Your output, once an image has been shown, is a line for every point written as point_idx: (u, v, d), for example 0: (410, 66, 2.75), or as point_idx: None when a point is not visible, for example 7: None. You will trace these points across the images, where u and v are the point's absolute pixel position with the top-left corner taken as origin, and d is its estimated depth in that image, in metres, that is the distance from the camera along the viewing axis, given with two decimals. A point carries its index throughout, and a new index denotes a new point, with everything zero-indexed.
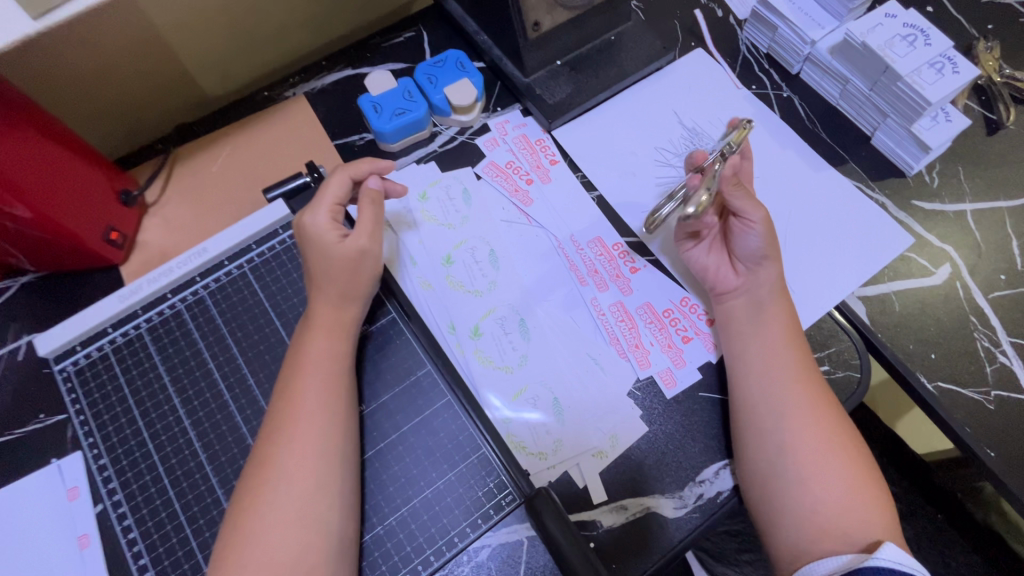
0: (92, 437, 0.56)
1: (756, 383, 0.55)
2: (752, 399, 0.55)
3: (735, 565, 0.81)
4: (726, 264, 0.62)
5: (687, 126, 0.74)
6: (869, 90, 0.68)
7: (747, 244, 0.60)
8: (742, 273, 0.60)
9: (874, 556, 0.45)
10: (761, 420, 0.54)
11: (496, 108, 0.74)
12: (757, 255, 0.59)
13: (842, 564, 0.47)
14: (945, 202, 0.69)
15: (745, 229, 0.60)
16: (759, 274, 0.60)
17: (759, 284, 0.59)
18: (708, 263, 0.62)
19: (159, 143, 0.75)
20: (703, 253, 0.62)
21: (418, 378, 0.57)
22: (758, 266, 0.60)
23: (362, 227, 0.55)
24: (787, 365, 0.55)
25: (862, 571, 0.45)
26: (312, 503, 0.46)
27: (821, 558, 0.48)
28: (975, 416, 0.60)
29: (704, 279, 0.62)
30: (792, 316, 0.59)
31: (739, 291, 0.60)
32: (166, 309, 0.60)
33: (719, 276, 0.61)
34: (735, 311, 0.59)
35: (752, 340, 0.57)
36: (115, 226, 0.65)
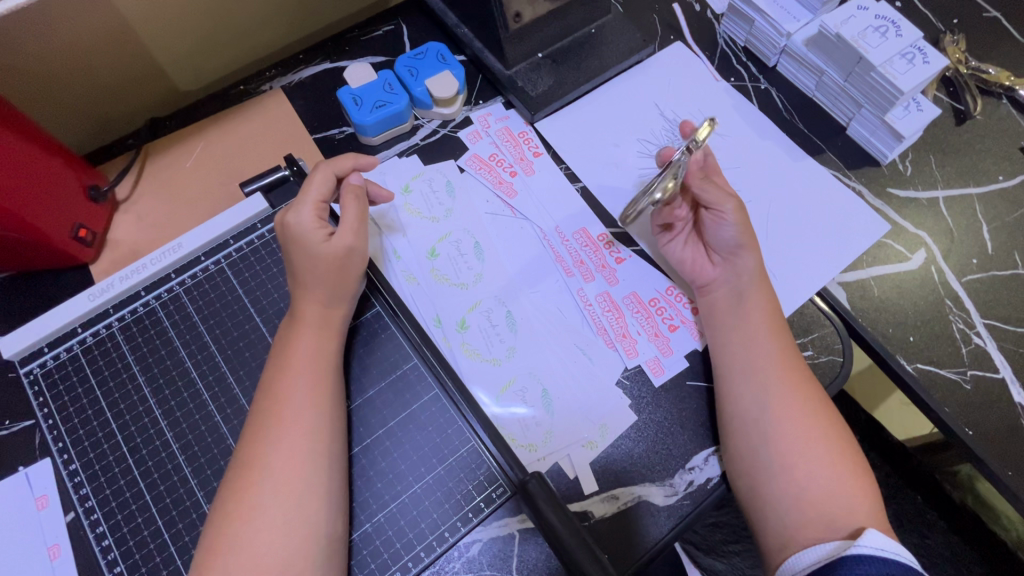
0: (62, 442, 0.53)
1: (743, 368, 0.55)
2: (739, 384, 0.55)
3: (724, 556, 0.82)
4: (702, 256, 0.62)
5: (668, 118, 0.74)
6: (843, 81, 0.70)
7: (721, 234, 0.60)
8: (719, 264, 0.61)
9: (856, 544, 0.45)
10: (749, 405, 0.54)
11: (479, 101, 0.74)
12: (732, 245, 0.60)
13: (827, 552, 0.47)
14: (919, 189, 0.71)
15: (717, 220, 0.60)
16: (737, 262, 0.60)
17: (738, 274, 0.59)
18: (684, 256, 0.62)
19: (131, 138, 0.72)
20: (680, 246, 0.62)
21: (405, 372, 0.56)
22: (735, 255, 0.60)
23: (346, 225, 0.53)
24: (773, 350, 0.56)
25: (844, 559, 0.45)
26: (298, 502, 0.44)
27: (806, 547, 0.48)
28: (952, 396, 0.61)
29: (683, 272, 0.62)
30: (773, 304, 0.59)
31: (719, 282, 0.60)
32: (139, 307, 0.57)
33: (696, 268, 0.61)
34: (716, 302, 0.60)
35: (733, 331, 0.57)
36: (84, 223, 0.63)
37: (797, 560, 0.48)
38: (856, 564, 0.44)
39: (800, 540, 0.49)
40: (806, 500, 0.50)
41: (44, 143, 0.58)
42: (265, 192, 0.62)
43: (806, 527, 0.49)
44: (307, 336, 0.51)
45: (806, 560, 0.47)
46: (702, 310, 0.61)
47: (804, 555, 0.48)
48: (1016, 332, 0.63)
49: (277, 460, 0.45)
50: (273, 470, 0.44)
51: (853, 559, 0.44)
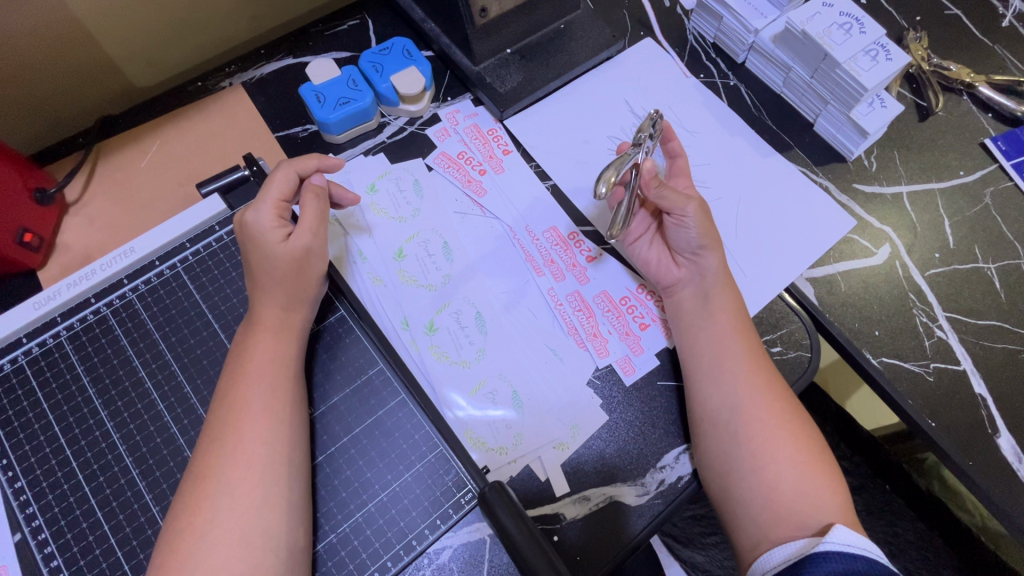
0: (5, 459, 0.51)
1: (711, 366, 0.55)
2: (707, 383, 0.55)
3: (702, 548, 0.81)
4: (667, 257, 0.62)
5: (638, 115, 0.74)
6: (810, 77, 0.70)
7: (683, 237, 0.59)
8: (684, 266, 0.60)
9: (824, 541, 0.46)
10: (717, 405, 0.54)
11: (447, 98, 0.72)
12: (694, 247, 0.59)
13: (796, 550, 0.47)
14: (883, 184, 0.72)
15: (678, 225, 0.59)
16: (700, 263, 0.59)
17: (702, 273, 0.59)
18: (649, 257, 0.62)
19: (81, 137, 0.69)
20: (646, 247, 0.62)
21: (371, 377, 0.54)
22: (698, 256, 0.59)
23: (304, 224, 0.52)
24: (740, 347, 0.56)
25: (813, 556, 0.45)
26: (254, 516, 0.42)
27: (777, 544, 0.49)
28: (917, 389, 0.62)
29: (648, 273, 0.62)
30: (739, 301, 0.59)
31: (685, 282, 0.60)
32: (89, 315, 0.55)
33: (661, 269, 0.61)
34: (683, 302, 0.59)
35: (699, 330, 0.57)
36: (30, 228, 0.60)
37: (768, 557, 0.48)
38: (825, 562, 0.44)
39: (769, 538, 0.50)
40: (773, 498, 0.51)
41: None
42: (223, 193, 0.60)
43: (774, 523, 0.50)
44: (267, 343, 0.49)
45: (775, 558, 0.48)
46: (669, 309, 0.61)
47: (775, 553, 0.48)
48: (976, 324, 0.65)
49: (234, 473, 0.43)
50: (230, 483, 0.43)
51: (821, 556, 0.45)
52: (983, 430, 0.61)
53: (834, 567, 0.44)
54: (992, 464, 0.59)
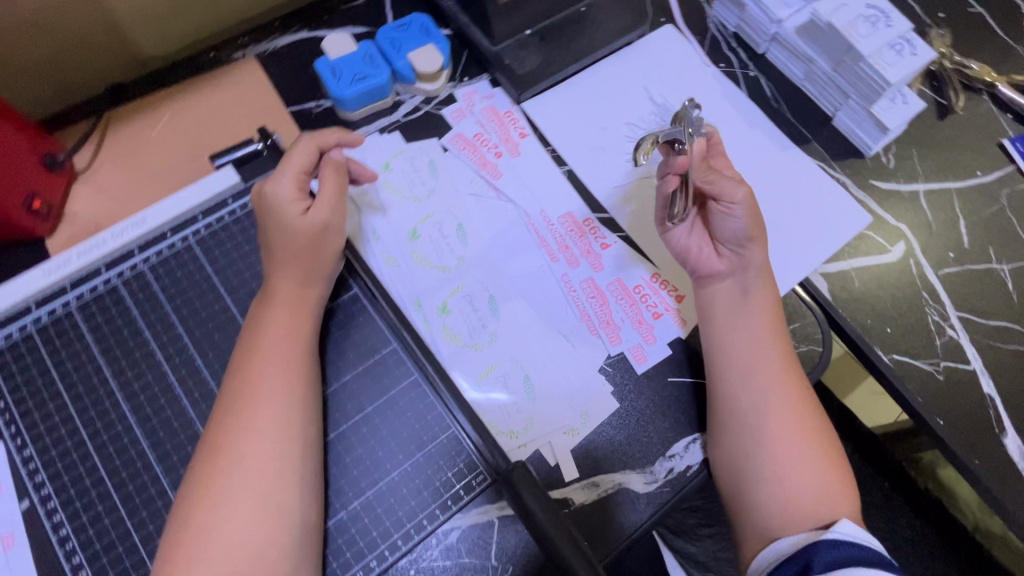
0: (14, 427, 0.50)
1: (734, 359, 0.56)
2: (741, 376, 0.55)
3: (695, 539, 0.82)
4: (708, 247, 0.60)
5: (657, 102, 0.73)
6: (832, 71, 0.69)
7: (730, 227, 0.58)
8: (726, 257, 0.59)
9: (831, 530, 0.48)
10: (743, 399, 0.54)
11: (464, 78, 0.71)
12: (741, 237, 0.58)
13: (802, 538, 0.49)
14: (901, 182, 0.71)
15: (726, 213, 0.58)
16: (743, 256, 0.58)
17: (746, 266, 0.58)
18: (690, 244, 0.60)
19: (90, 105, 0.68)
20: (687, 234, 0.60)
21: (384, 356, 0.54)
22: (742, 248, 0.58)
23: (323, 198, 0.51)
24: (762, 341, 0.56)
25: (820, 543, 0.47)
26: (269, 491, 0.42)
27: (783, 533, 0.50)
28: (926, 386, 0.62)
29: (688, 261, 0.60)
30: (775, 296, 0.58)
31: (726, 273, 0.59)
32: (100, 285, 0.54)
33: (702, 258, 0.60)
34: (722, 294, 0.58)
35: (735, 324, 0.57)
36: (38, 194, 0.59)
37: (775, 545, 0.50)
38: (833, 548, 0.46)
39: (777, 529, 0.50)
40: (784, 490, 0.51)
41: None
42: (236, 165, 0.60)
43: (780, 514, 0.51)
44: (283, 317, 0.48)
45: (783, 546, 0.49)
46: (704, 300, 0.59)
47: (783, 541, 0.49)
48: (987, 325, 0.65)
49: (249, 447, 0.43)
50: (244, 457, 0.42)
51: (828, 544, 0.47)
52: (990, 430, 0.61)
53: (840, 553, 0.46)
54: (998, 464, 0.60)
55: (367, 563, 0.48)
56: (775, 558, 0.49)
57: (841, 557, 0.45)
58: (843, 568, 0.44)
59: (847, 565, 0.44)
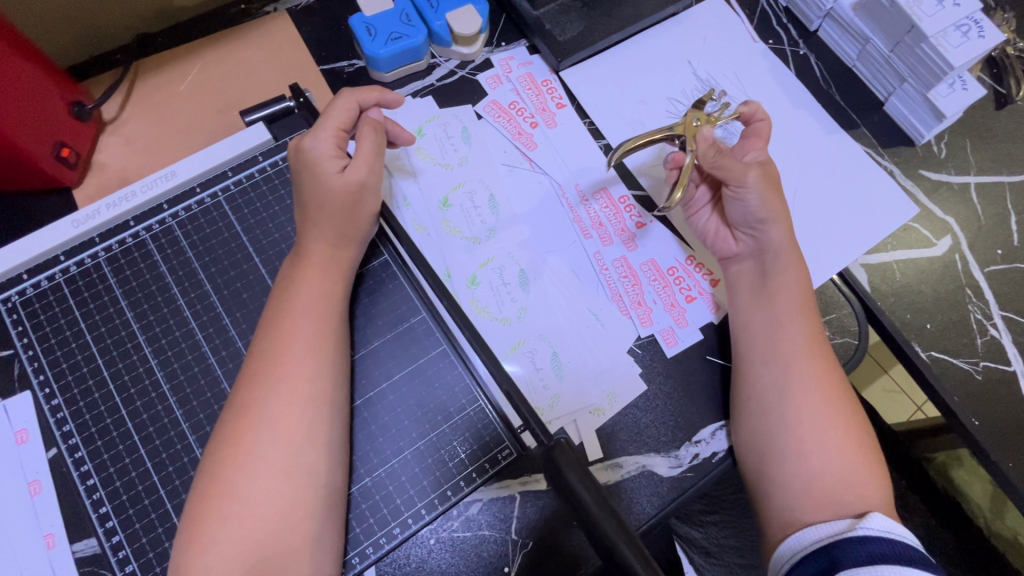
0: (43, 375, 0.50)
1: (766, 344, 0.53)
2: (763, 363, 0.53)
3: (700, 525, 0.79)
4: (725, 230, 0.59)
5: (700, 78, 0.70)
6: (889, 52, 0.66)
7: (741, 212, 0.56)
8: (742, 240, 0.57)
9: (862, 526, 0.45)
10: (768, 391, 0.52)
11: (501, 42, 0.68)
12: (754, 220, 0.55)
13: (832, 531, 0.46)
14: (951, 173, 0.68)
15: (734, 198, 0.56)
16: (760, 238, 0.56)
17: (763, 248, 0.56)
18: (708, 228, 0.59)
19: (118, 54, 0.65)
20: (707, 217, 0.60)
21: (413, 325, 0.54)
22: (757, 231, 0.56)
23: (361, 157, 0.49)
24: (796, 324, 0.53)
25: (851, 538, 0.45)
26: (299, 453, 0.42)
27: (807, 526, 0.48)
28: (963, 386, 0.61)
29: (706, 243, 0.60)
30: (803, 278, 0.55)
31: (743, 255, 0.57)
32: (128, 238, 0.54)
33: (718, 242, 0.59)
34: (740, 276, 0.57)
35: (757, 307, 0.55)
36: (67, 142, 0.57)
37: (801, 536, 0.47)
38: (865, 544, 0.44)
39: (805, 516, 0.48)
40: (809, 482, 0.49)
41: (18, 47, 0.52)
42: (267, 122, 0.58)
43: (809, 503, 0.48)
44: (315, 279, 0.47)
45: (806, 539, 0.47)
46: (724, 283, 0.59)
47: (807, 533, 0.47)
48: None
49: (278, 407, 0.42)
50: (272, 417, 0.42)
51: (860, 540, 0.44)
52: None
53: (874, 548, 0.43)
54: None
55: (390, 530, 0.48)
56: (798, 551, 0.47)
57: (874, 553, 0.43)
58: (876, 566, 0.42)
59: (880, 563, 0.42)
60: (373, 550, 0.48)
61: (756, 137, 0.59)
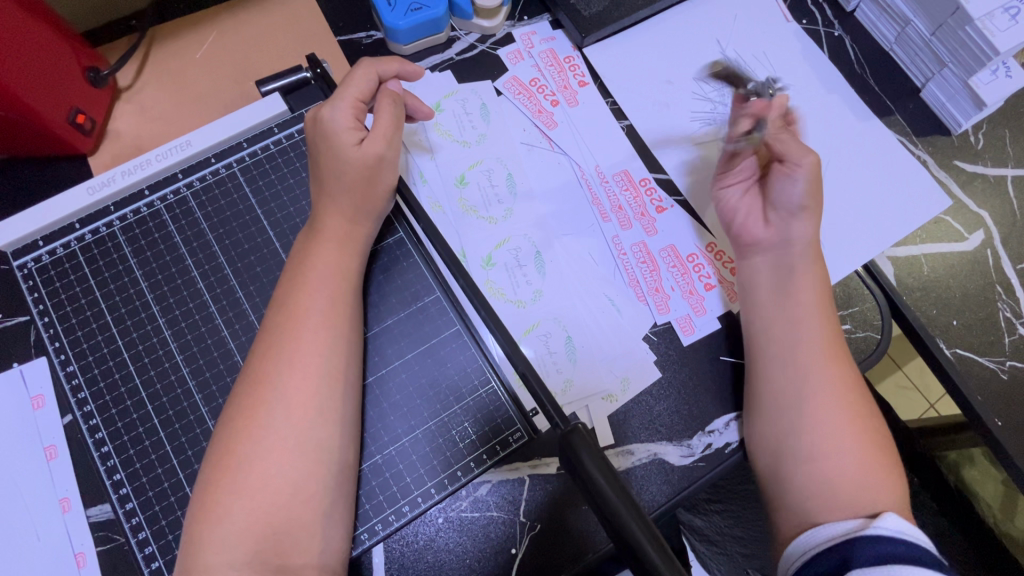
0: (58, 341, 0.50)
1: (793, 340, 0.51)
2: (777, 366, 0.51)
3: (703, 514, 0.77)
4: (757, 212, 0.56)
5: (729, 58, 0.67)
6: (930, 35, 0.63)
7: (787, 195, 0.54)
8: (772, 225, 0.55)
9: (874, 525, 0.44)
10: (781, 394, 0.51)
11: (523, 16, 0.66)
12: (793, 206, 0.54)
13: (842, 530, 0.45)
14: (988, 165, 0.65)
15: (787, 176, 0.54)
16: (791, 228, 0.54)
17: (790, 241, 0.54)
18: (738, 206, 0.57)
19: (134, 19, 0.63)
20: (737, 195, 0.57)
21: (426, 304, 0.53)
22: (793, 218, 0.54)
23: (379, 130, 0.48)
24: (823, 321, 0.52)
25: (861, 537, 0.44)
26: (311, 428, 0.42)
27: (819, 524, 0.47)
28: (987, 384, 0.59)
29: (734, 223, 0.57)
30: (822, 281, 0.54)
31: (767, 244, 0.55)
32: (143, 207, 0.53)
33: (748, 222, 0.56)
34: (759, 271, 0.55)
35: (773, 307, 0.53)
36: (82, 109, 0.57)
37: (810, 535, 0.46)
38: (877, 544, 0.42)
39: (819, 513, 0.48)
40: (835, 479, 0.48)
41: (31, 8, 0.51)
42: (284, 93, 0.58)
43: (834, 502, 0.47)
44: (330, 253, 0.47)
45: (817, 537, 0.46)
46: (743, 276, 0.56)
47: (818, 532, 0.46)
48: None
49: (291, 382, 0.42)
50: (286, 393, 0.42)
51: (872, 539, 0.43)
52: None
53: (885, 548, 0.42)
54: None
55: (400, 508, 0.48)
56: (808, 549, 0.46)
57: (886, 552, 0.41)
58: (886, 563, 0.40)
59: (892, 561, 0.40)
60: (382, 526, 0.48)
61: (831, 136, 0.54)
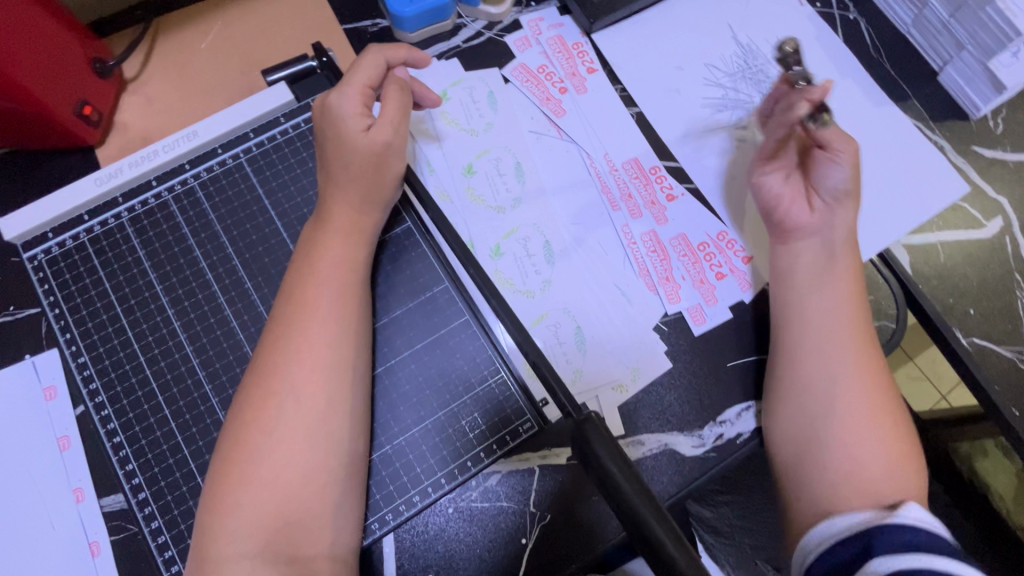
0: (69, 333, 0.51)
1: (815, 332, 0.51)
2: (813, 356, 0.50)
3: (711, 504, 0.77)
4: (801, 198, 0.55)
5: (741, 43, 0.65)
6: (948, 16, 0.61)
7: (833, 179, 0.53)
8: (817, 212, 0.54)
9: (899, 515, 0.44)
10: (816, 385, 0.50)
11: (531, 2, 0.65)
12: (839, 190, 0.53)
13: (861, 519, 0.44)
14: (1007, 151, 0.64)
15: (831, 161, 0.53)
16: (835, 214, 0.53)
17: (833, 223, 0.53)
18: (782, 194, 0.55)
19: (139, 10, 0.63)
20: (779, 182, 0.55)
21: (435, 294, 0.53)
22: (837, 204, 0.53)
23: (386, 117, 0.47)
24: (849, 306, 0.51)
25: (887, 526, 0.43)
26: (321, 417, 0.41)
27: (839, 513, 0.46)
28: (1004, 374, 0.58)
29: (778, 208, 0.55)
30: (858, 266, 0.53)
31: (809, 231, 0.54)
32: (151, 199, 0.53)
33: (792, 208, 0.54)
34: (802, 257, 0.54)
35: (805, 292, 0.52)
36: (89, 100, 0.56)
37: (833, 523, 0.45)
38: (902, 531, 0.42)
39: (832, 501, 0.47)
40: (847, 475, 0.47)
41: None
42: (290, 83, 0.57)
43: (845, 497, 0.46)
44: (338, 242, 0.46)
45: (840, 525, 0.45)
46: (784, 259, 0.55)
47: (839, 520, 0.45)
48: None
49: (302, 372, 0.42)
50: (295, 383, 0.41)
51: (897, 528, 0.42)
52: None
53: (911, 536, 0.41)
54: None
55: (410, 497, 0.48)
56: (831, 535, 0.45)
57: (910, 539, 0.41)
58: (916, 551, 0.40)
59: (921, 548, 0.40)
60: (392, 516, 0.48)
61: None
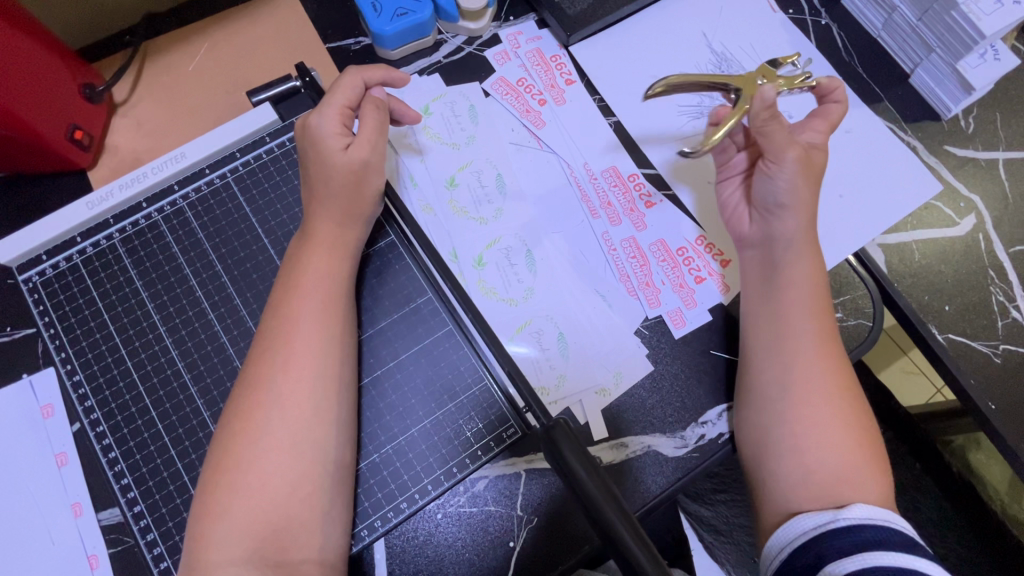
0: (64, 352, 0.52)
1: (766, 332, 0.52)
2: (776, 361, 0.51)
3: (711, 505, 0.77)
4: (743, 209, 0.57)
5: (715, 51, 0.67)
6: (916, 20, 0.62)
7: (767, 191, 0.53)
8: (755, 222, 0.55)
9: (841, 516, 0.45)
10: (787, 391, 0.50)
11: (509, 17, 0.66)
12: (772, 204, 0.53)
13: (810, 524, 0.46)
14: (979, 149, 0.65)
15: (767, 174, 0.53)
16: (773, 224, 0.54)
17: (771, 234, 0.54)
18: (727, 204, 0.58)
19: (127, 34, 0.64)
20: (730, 192, 0.58)
21: (419, 306, 0.54)
22: (772, 215, 0.54)
23: (364, 135, 0.49)
24: (810, 311, 0.51)
25: (834, 532, 0.44)
26: (307, 428, 0.43)
27: (791, 516, 0.47)
28: (981, 369, 0.60)
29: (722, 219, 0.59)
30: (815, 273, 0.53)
31: (752, 243, 0.56)
32: (141, 219, 0.55)
33: (733, 219, 0.58)
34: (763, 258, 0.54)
35: (769, 298, 0.53)
36: (80, 124, 0.58)
37: (785, 531, 0.47)
38: (846, 535, 0.44)
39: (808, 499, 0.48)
40: (819, 472, 0.48)
41: (27, 28, 0.52)
42: (274, 103, 0.59)
43: (820, 494, 0.47)
44: (321, 258, 0.48)
45: (791, 532, 0.46)
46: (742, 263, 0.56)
47: (792, 526, 0.46)
48: None
49: (286, 384, 0.43)
50: (281, 395, 0.43)
51: (842, 532, 0.44)
52: None
53: (856, 539, 0.43)
54: None
55: (398, 504, 0.50)
56: (786, 543, 0.46)
57: (859, 542, 0.43)
58: (861, 555, 0.42)
59: (865, 550, 0.43)
60: (381, 523, 0.49)
61: (820, 119, 0.56)
